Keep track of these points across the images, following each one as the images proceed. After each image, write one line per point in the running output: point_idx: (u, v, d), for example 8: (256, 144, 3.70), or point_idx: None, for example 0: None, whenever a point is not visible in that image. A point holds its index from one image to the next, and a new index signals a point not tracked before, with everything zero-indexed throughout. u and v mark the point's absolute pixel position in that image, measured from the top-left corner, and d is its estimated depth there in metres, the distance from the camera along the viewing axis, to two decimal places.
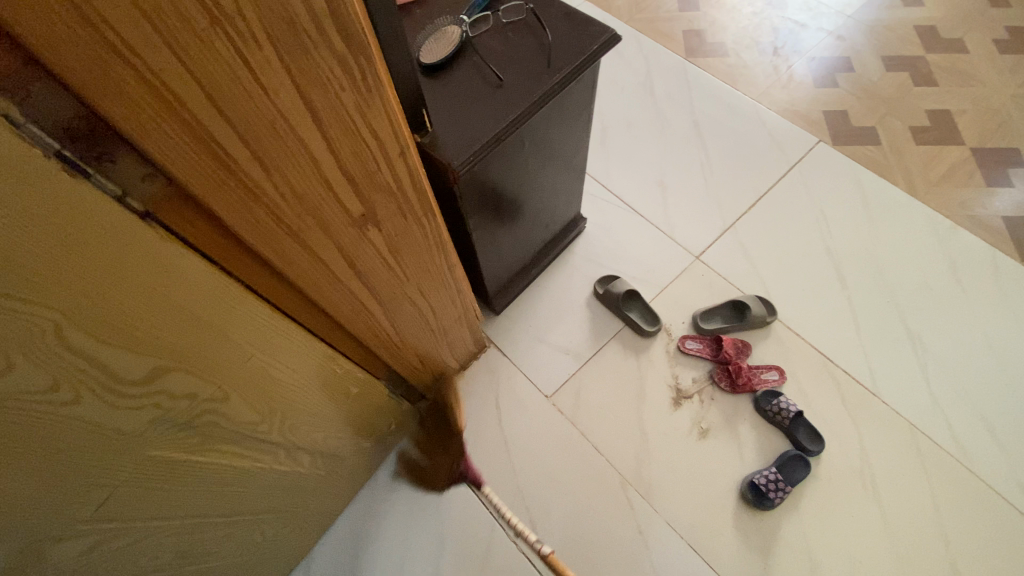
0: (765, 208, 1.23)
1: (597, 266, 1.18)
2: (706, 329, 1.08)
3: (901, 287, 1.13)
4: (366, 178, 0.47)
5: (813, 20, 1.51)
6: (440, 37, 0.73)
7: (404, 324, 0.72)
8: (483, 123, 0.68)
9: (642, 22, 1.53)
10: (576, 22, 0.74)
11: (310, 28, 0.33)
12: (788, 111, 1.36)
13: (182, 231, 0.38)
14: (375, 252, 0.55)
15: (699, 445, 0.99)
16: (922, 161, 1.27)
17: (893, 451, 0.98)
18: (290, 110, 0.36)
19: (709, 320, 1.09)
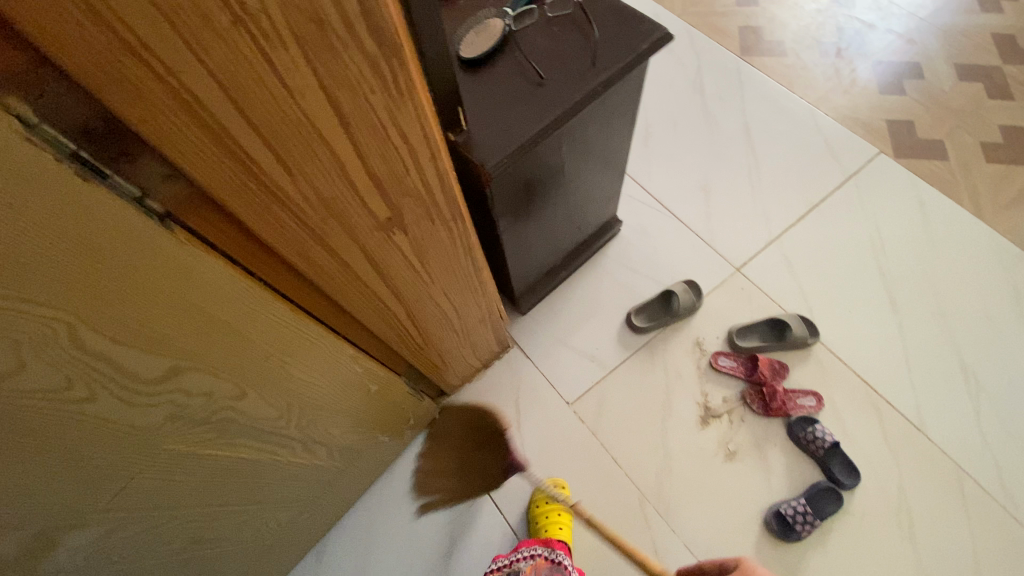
0: (814, 222, 1.15)
1: (628, 273, 1.14)
2: (741, 346, 1.03)
3: (959, 316, 1.05)
4: (394, 182, 0.45)
5: (882, 20, 1.41)
6: (481, 30, 0.70)
7: (426, 323, 0.71)
8: (522, 123, 0.65)
9: (695, 16, 1.46)
10: (625, 19, 0.70)
11: (340, 28, 0.31)
12: (848, 118, 1.27)
13: (203, 231, 0.37)
14: (401, 254, 0.54)
15: (724, 467, 0.95)
16: (993, 179, 1.17)
17: (934, 492, 0.92)
18: (316, 113, 0.34)
19: (744, 338, 1.04)
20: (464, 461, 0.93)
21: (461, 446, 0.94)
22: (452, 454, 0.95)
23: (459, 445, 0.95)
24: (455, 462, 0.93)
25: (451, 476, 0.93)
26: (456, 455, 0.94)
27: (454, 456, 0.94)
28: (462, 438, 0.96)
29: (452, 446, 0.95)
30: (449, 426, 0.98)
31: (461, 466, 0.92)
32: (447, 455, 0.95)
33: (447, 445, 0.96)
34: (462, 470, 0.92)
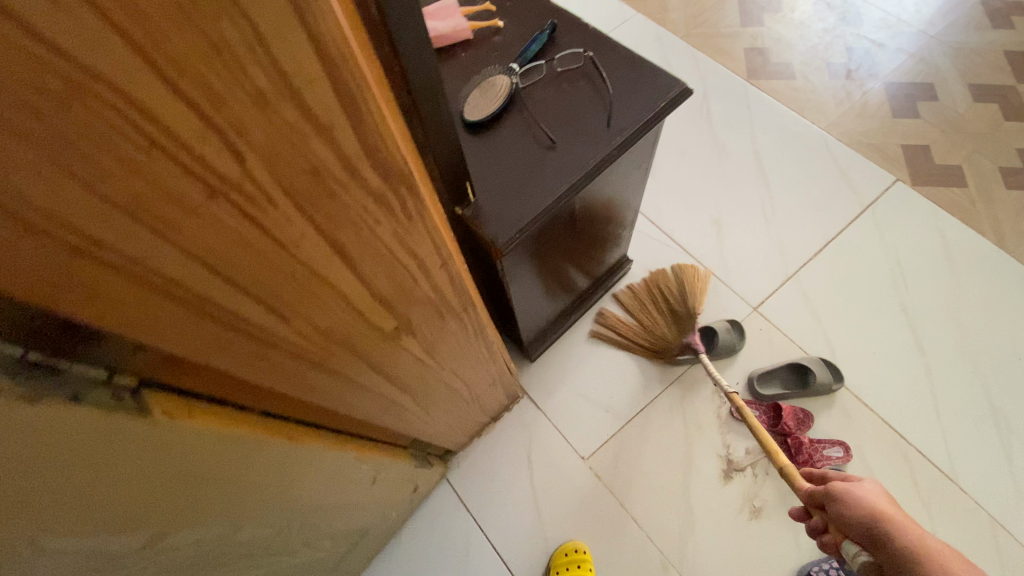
0: (833, 255, 1.11)
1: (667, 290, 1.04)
2: (763, 394, 0.98)
3: (987, 355, 1.01)
4: (403, 296, 0.40)
5: (892, 39, 1.37)
6: (486, 89, 0.65)
7: (435, 402, 0.66)
8: (534, 193, 0.60)
9: (699, 38, 1.43)
10: (641, 73, 0.65)
11: (339, 173, 0.26)
12: (861, 143, 1.23)
13: (188, 387, 0.32)
14: (410, 356, 0.49)
15: (750, 525, 0.91)
16: (1014, 207, 1.14)
17: (970, 547, 0.88)
18: (314, 257, 0.29)
19: (765, 385, 1.00)
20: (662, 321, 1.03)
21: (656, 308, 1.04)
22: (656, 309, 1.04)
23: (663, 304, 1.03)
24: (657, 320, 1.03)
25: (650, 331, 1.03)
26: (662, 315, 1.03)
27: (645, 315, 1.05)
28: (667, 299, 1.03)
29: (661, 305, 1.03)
30: (656, 280, 1.07)
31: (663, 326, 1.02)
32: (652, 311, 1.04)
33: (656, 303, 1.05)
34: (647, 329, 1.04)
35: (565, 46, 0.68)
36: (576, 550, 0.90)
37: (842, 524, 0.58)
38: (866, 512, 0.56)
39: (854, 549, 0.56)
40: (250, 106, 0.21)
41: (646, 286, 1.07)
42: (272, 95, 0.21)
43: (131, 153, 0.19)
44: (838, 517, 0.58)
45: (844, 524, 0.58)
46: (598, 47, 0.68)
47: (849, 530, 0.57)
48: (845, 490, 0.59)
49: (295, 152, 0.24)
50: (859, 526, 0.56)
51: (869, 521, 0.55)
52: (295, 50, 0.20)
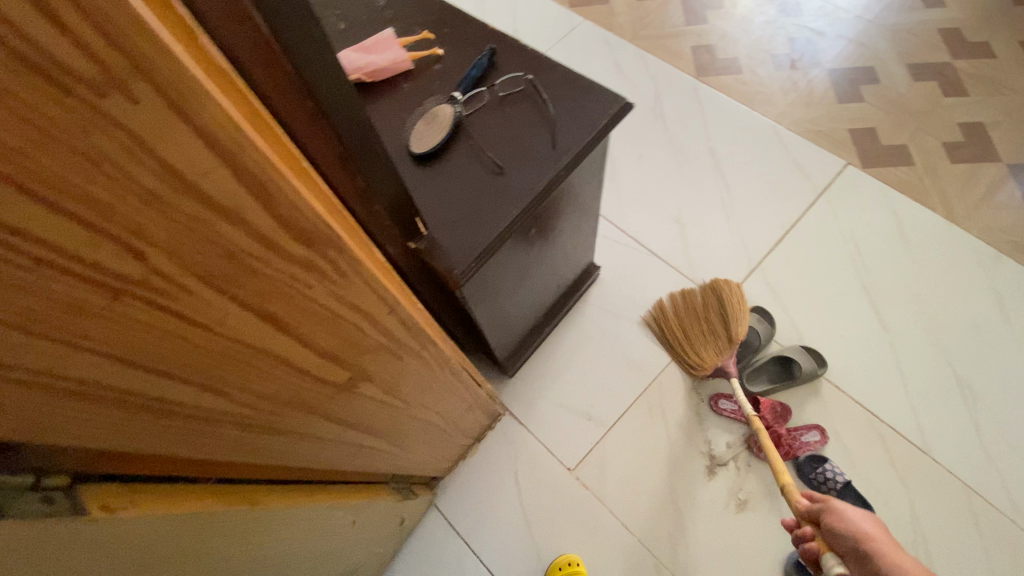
0: (793, 243, 1.14)
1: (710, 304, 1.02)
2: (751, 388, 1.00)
3: (947, 327, 1.04)
4: (352, 349, 0.39)
5: (831, 26, 1.42)
6: (431, 120, 0.65)
7: (408, 437, 0.65)
8: (485, 220, 0.60)
9: (646, 40, 1.46)
10: (582, 92, 0.66)
11: (256, 249, 0.26)
12: (810, 131, 1.26)
13: (127, 471, 0.31)
14: (372, 401, 0.48)
15: (737, 519, 0.92)
16: (960, 180, 1.18)
17: (947, 515, 0.91)
18: (245, 332, 0.29)
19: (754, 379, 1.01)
20: (699, 332, 1.01)
21: (695, 319, 1.02)
22: (708, 318, 1.01)
23: (709, 307, 1.02)
24: (694, 331, 1.01)
25: (718, 341, 0.98)
26: (719, 317, 1.00)
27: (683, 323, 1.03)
28: (710, 316, 1.01)
29: (711, 315, 1.01)
30: (695, 298, 1.04)
31: (726, 325, 0.98)
32: (706, 321, 1.01)
33: (704, 313, 1.02)
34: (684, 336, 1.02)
35: (505, 69, 0.68)
36: (570, 563, 0.90)
37: (831, 536, 0.64)
38: (856, 531, 0.61)
39: (835, 561, 0.59)
40: (142, 207, 0.20)
41: (688, 301, 1.05)
42: (163, 193, 0.21)
43: (15, 272, 0.18)
44: (829, 533, 0.64)
45: (833, 540, 0.63)
46: (537, 68, 0.68)
47: (838, 547, 0.63)
48: (843, 512, 0.64)
49: (203, 239, 0.23)
50: (847, 542, 0.61)
51: (855, 540, 0.61)
52: (180, 146, 0.20)
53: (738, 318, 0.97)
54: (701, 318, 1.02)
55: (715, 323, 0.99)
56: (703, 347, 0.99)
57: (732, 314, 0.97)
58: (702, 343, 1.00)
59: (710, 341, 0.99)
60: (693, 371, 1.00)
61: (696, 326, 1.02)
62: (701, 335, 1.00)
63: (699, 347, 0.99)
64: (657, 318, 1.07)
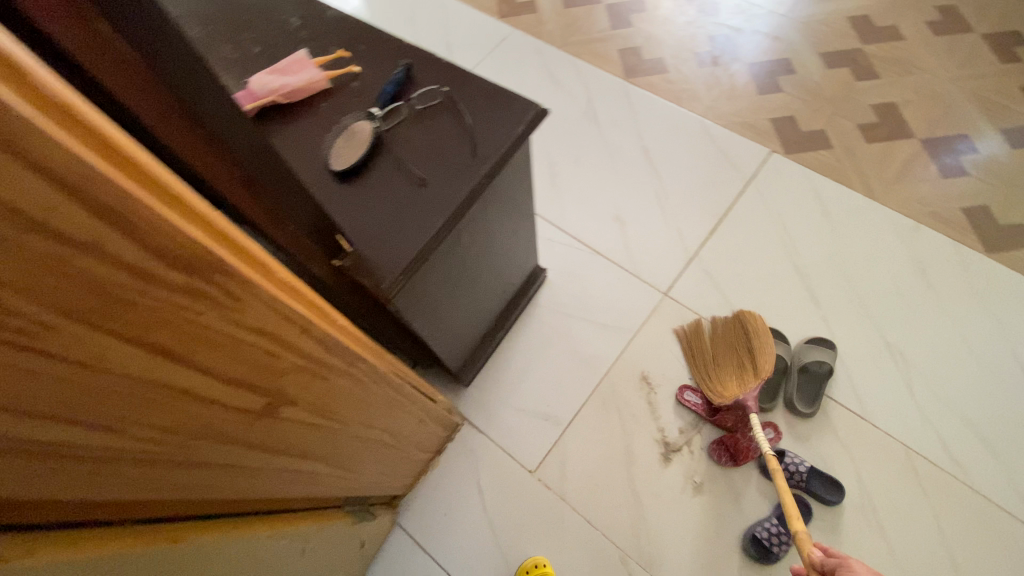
0: (727, 230, 1.18)
1: (739, 337, 0.99)
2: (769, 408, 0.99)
3: (875, 297, 1.10)
4: (265, 373, 0.39)
5: (747, 22, 1.49)
6: (349, 137, 0.65)
7: (354, 457, 0.65)
8: (410, 232, 0.60)
9: (576, 46, 1.50)
10: (499, 100, 0.67)
11: (129, 281, 0.26)
12: (735, 122, 1.32)
13: (20, 520, 0.30)
14: (300, 424, 0.48)
15: (695, 501, 0.95)
16: (876, 158, 1.26)
17: (888, 474, 0.96)
18: (131, 365, 0.29)
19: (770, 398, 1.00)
20: (724, 363, 0.98)
21: (722, 350, 0.99)
22: (735, 350, 0.98)
23: (736, 340, 0.99)
24: (719, 362, 0.98)
25: (742, 372, 0.95)
26: (745, 349, 0.97)
27: (709, 353, 1.01)
28: (737, 349, 0.98)
29: (738, 348, 0.98)
30: (724, 330, 1.01)
31: (753, 358, 0.95)
32: (732, 353, 0.98)
33: (731, 346, 0.99)
34: (708, 366, 0.99)
35: (422, 83, 0.69)
36: (537, 565, 0.90)
37: None
38: None
39: None
40: None
41: (717, 333, 1.02)
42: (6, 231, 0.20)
43: None
44: None
45: None
46: (454, 80, 0.69)
47: None
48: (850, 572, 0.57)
49: (62, 276, 0.23)
50: None
51: None
52: (19, 184, 0.20)
53: (765, 349, 0.94)
54: (728, 351, 0.99)
55: (743, 355, 0.96)
56: (727, 378, 0.96)
57: (759, 347, 0.94)
58: (726, 375, 0.96)
59: (735, 374, 0.96)
60: (716, 404, 0.96)
61: (722, 358, 0.99)
62: (727, 366, 0.97)
63: (722, 378, 0.96)
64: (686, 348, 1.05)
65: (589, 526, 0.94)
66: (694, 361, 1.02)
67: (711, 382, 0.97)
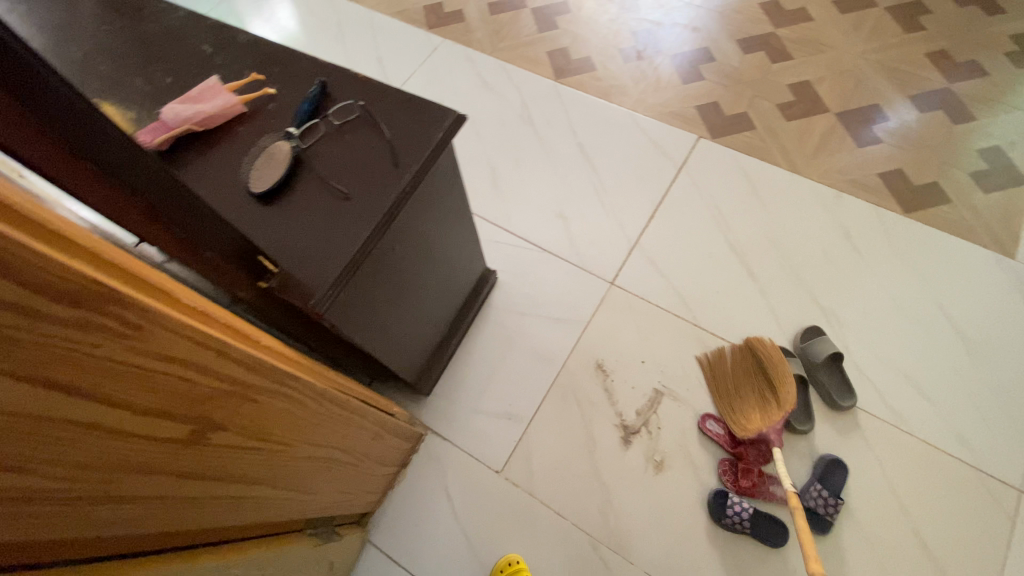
0: (664, 217, 1.23)
1: (762, 369, 0.99)
2: (801, 430, 1.00)
3: (807, 265, 1.16)
4: (185, 400, 0.39)
5: (667, 16, 1.56)
6: (268, 159, 0.65)
7: (307, 478, 0.64)
8: (336, 246, 0.60)
9: (505, 51, 1.53)
10: (415, 109, 0.68)
11: (13, 321, 0.26)
12: (663, 113, 1.38)
13: None
14: (235, 449, 0.48)
15: (657, 480, 0.97)
16: (797, 134, 1.33)
17: (834, 432, 1.01)
18: (29, 404, 0.29)
19: (798, 419, 1.01)
20: (747, 395, 0.98)
21: (744, 382, 1.00)
22: (756, 381, 0.99)
23: (756, 370, 1.00)
24: (742, 394, 0.98)
25: (765, 404, 0.96)
26: (767, 380, 0.98)
27: (732, 384, 1.00)
28: (760, 381, 0.98)
29: (760, 381, 0.99)
30: (746, 362, 1.02)
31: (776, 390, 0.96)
32: (753, 383, 0.99)
33: (754, 378, 0.99)
34: (730, 397, 0.99)
35: (338, 99, 0.70)
36: (512, 563, 0.91)
37: None
38: None
39: None
40: None
41: (739, 363, 1.02)
42: None
43: None
44: None
45: None
46: (370, 93, 0.70)
47: None
48: None
49: None
50: None
51: None
52: None
53: (787, 381, 0.95)
54: (750, 383, 0.99)
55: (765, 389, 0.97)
56: (751, 411, 0.96)
57: (783, 382, 0.95)
58: (750, 409, 0.97)
59: (757, 406, 0.96)
60: (739, 438, 0.96)
61: (743, 389, 0.99)
62: (751, 399, 0.97)
63: (745, 409, 0.97)
64: (707, 377, 1.04)
65: (559, 519, 0.96)
66: (716, 391, 1.02)
67: (735, 415, 0.97)
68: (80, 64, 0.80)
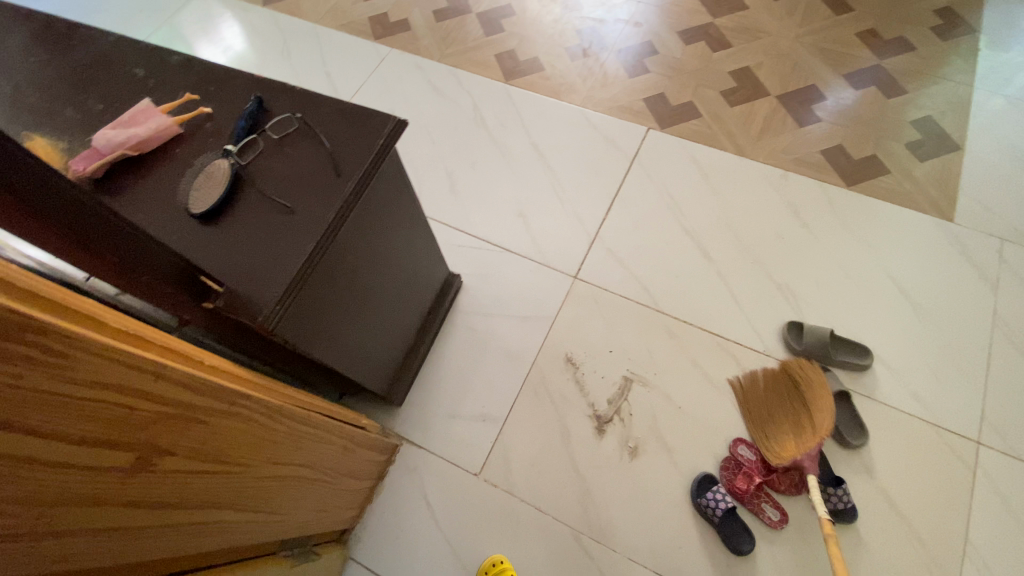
0: (621, 209, 1.25)
1: (797, 393, 0.98)
2: (855, 445, 0.99)
3: (761, 244, 1.20)
4: (128, 426, 0.38)
5: (609, 13, 1.59)
6: (206, 178, 0.64)
7: (274, 499, 0.63)
8: (282, 260, 0.60)
9: (454, 57, 1.54)
10: (354, 117, 0.68)
11: None
12: (612, 107, 1.40)
13: None
14: (190, 474, 0.47)
15: (633, 466, 0.99)
16: (742, 119, 1.37)
17: None
18: None
19: (852, 434, 1.00)
20: (781, 420, 0.97)
21: (777, 407, 0.98)
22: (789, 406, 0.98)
23: (791, 395, 0.99)
24: (776, 419, 0.97)
25: (799, 429, 0.94)
26: (802, 405, 0.96)
27: (764, 408, 0.99)
28: (795, 405, 0.97)
29: (795, 405, 0.97)
30: (781, 385, 1.00)
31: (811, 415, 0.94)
32: (788, 408, 0.97)
33: (788, 402, 0.98)
34: (763, 423, 0.98)
35: (275, 113, 0.69)
36: (498, 563, 0.91)
37: None
38: None
39: None
40: None
41: (772, 387, 1.01)
42: None
43: None
44: None
45: None
46: (307, 105, 0.70)
47: None
48: None
49: None
50: None
51: None
52: None
53: (825, 407, 0.94)
54: (784, 408, 0.98)
55: (800, 413, 0.96)
56: (787, 438, 0.94)
57: (820, 407, 0.94)
58: (785, 435, 0.95)
59: (792, 431, 0.95)
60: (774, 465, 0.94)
61: (776, 414, 0.97)
62: (785, 424, 0.96)
63: (780, 436, 0.95)
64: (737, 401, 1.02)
65: (540, 515, 0.96)
66: (747, 415, 1.00)
67: (769, 441, 0.96)
68: (5, 95, 0.78)
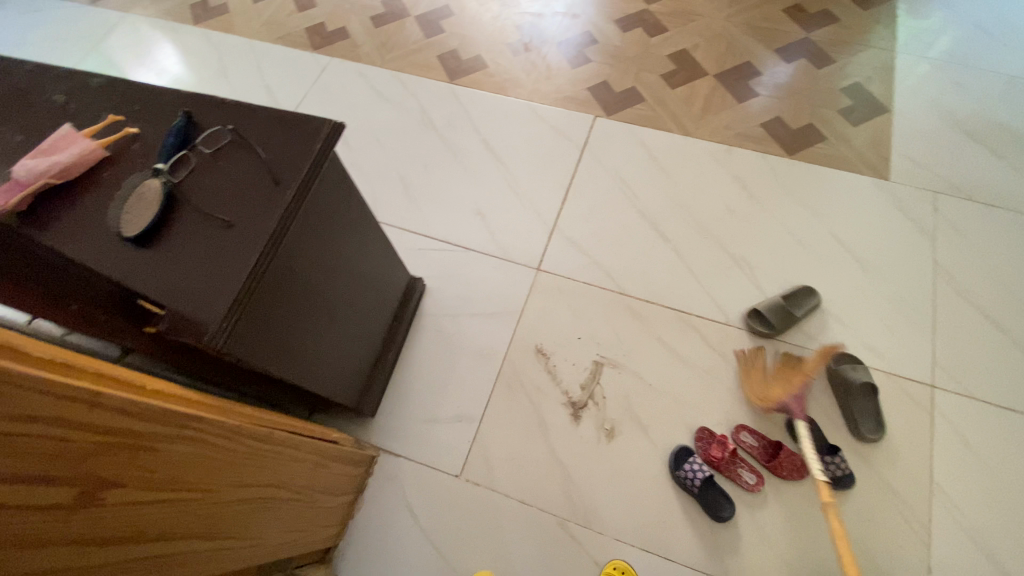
0: (576, 197, 1.27)
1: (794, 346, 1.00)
2: (871, 439, 0.98)
3: (714, 219, 1.23)
4: (67, 461, 0.37)
5: (547, 7, 1.60)
6: (138, 199, 0.61)
7: (244, 523, 0.61)
8: (226, 277, 0.58)
9: (396, 61, 1.52)
10: (288, 124, 0.67)
11: None
12: (558, 98, 1.42)
13: None
14: (146, 505, 0.45)
15: (611, 448, 1.00)
16: (684, 100, 1.40)
17: None
18: None
19: (868, 428, 1.00)
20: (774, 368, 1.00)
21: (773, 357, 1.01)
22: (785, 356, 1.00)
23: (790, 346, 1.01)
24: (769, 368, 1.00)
25: (789, 374, 0.97)
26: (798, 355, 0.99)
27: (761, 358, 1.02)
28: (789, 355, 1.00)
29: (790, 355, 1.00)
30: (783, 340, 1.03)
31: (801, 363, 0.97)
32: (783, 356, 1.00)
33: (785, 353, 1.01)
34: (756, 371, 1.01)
35: (205, 126, 0.67)
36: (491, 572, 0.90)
37: None
38: None
39: None
40: None
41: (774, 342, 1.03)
42: None
43: None
44: None
45: None
46: (238, 116, 0.68)
47: None
48: None
49: None
50: None
51: None
52: None
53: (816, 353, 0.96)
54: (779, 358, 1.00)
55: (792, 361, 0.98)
56: (778, 385, 0.97)
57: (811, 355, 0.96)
58: (775, 382, 0.98)
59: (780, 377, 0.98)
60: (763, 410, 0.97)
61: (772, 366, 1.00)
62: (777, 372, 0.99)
63: (769, 382, 0.98)
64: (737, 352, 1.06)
65: (524, 507, 0.96)
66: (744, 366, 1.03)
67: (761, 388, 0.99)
68: None
